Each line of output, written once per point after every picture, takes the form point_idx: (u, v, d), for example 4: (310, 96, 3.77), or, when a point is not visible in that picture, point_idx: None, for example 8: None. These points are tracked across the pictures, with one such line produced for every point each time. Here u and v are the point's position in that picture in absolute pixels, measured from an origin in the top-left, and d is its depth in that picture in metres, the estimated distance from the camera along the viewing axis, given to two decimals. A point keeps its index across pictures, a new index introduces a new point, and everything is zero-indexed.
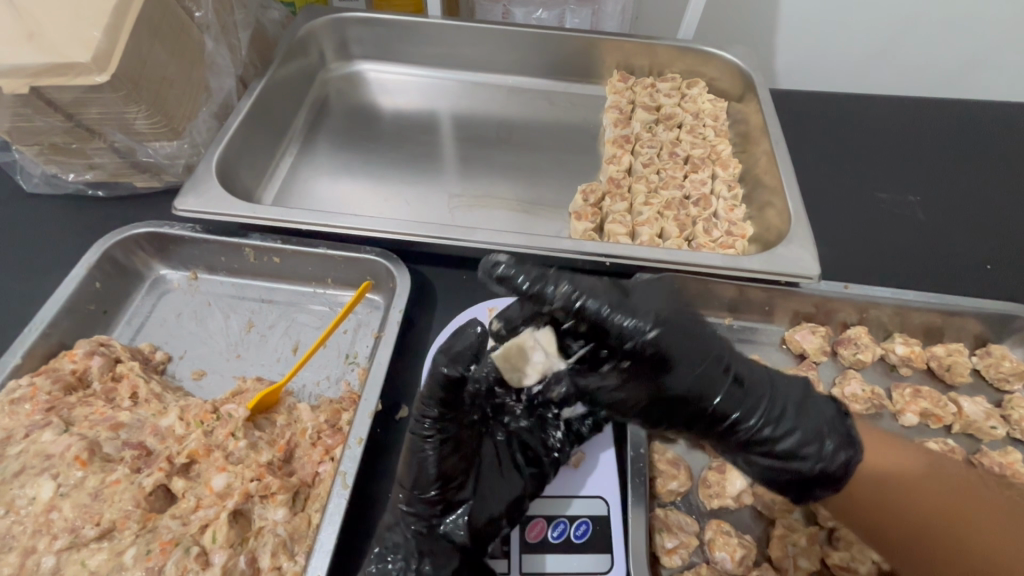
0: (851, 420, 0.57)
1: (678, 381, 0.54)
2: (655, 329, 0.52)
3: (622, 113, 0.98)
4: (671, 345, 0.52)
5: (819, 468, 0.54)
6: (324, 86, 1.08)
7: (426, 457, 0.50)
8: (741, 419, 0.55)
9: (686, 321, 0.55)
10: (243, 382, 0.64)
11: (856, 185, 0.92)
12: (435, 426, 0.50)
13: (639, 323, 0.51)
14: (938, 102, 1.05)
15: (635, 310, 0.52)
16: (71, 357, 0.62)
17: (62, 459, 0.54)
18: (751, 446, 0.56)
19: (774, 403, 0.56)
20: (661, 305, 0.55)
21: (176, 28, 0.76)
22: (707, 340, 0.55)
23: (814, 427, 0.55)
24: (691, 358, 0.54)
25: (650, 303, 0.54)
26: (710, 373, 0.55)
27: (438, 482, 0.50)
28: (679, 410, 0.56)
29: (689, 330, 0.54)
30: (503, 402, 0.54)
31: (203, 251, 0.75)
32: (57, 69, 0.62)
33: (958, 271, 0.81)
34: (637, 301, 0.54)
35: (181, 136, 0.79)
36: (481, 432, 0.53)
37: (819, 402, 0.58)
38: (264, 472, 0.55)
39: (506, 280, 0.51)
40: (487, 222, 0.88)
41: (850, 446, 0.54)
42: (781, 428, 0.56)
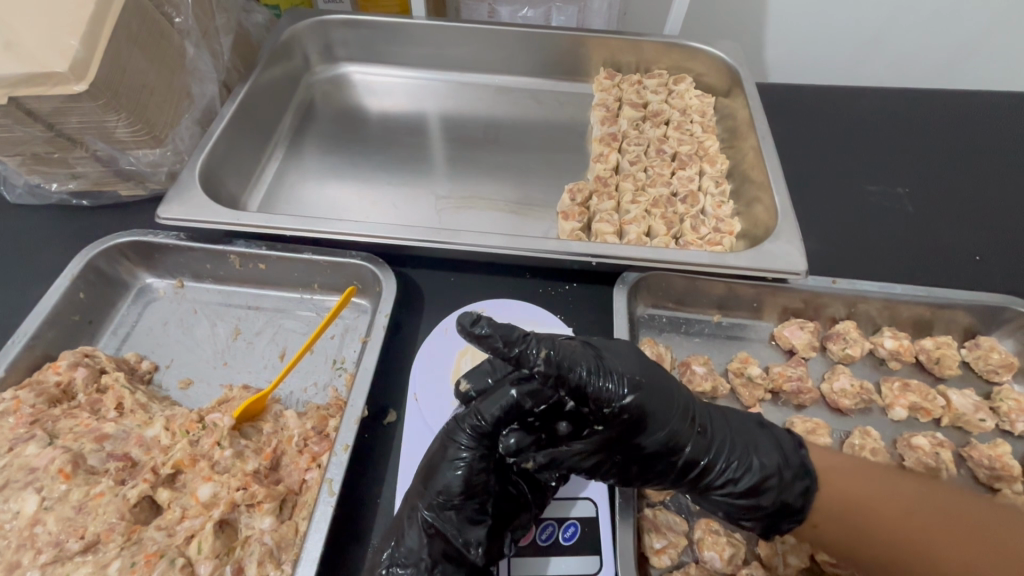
0: (805, 450, 0.55)
1: (651, 440, 0.51)
2: (631, 395, 0.49)
3: (609, 110, 0.97)
4: (648, 405, 0.50)
5: (779, 500, 0.52)
6: (309, 90, 1.08)
7: (459, 467, 0.52)
8: (710, 463, 0.52)
9: (656, 375, 0.52)
10: (229, 391, 0.64)
11: (844, 179, 0.92)
12: (474, 439, 0.52)
13: (611, 385, 0.49)
14: (926, 92, 1.05)
15: (611, 371, 0.50)
16: (55, 369, 0.62)
17: (46, 472, 0.53)
18: (712, 490, 0.53)
19: (735, 445, 0.53)
20: (625, 355, 0.52)
21: (155, 35, 0.75)
22: (671, 388, 0.53)
23: (774, 460, 0.53)
24: (666, 416, 0.51)
25: (623, 362, 0.52)
26: (680, 426, 0.51)
27: (465, 496, 0.52)
28: (648, 463, 0.52)
29: (660, 383, 0.52)
30: (471, 443, 0.52)
31: (188, 258, 0.75)
32: (34, 78, 0.62)
33: (947, 263, 0.81)
34: (611, 359, 0.51)
35: (163, 143, 0.78)
36: (458, 464, 0.52)
37: (772, 435, 0.55)
38: (250, 481, 0.55)
39: (488, 342, 0.47)
40: (474, 224, 0.88)
41: (805, 476, 0.53)
42: (743, 468, 0.52)
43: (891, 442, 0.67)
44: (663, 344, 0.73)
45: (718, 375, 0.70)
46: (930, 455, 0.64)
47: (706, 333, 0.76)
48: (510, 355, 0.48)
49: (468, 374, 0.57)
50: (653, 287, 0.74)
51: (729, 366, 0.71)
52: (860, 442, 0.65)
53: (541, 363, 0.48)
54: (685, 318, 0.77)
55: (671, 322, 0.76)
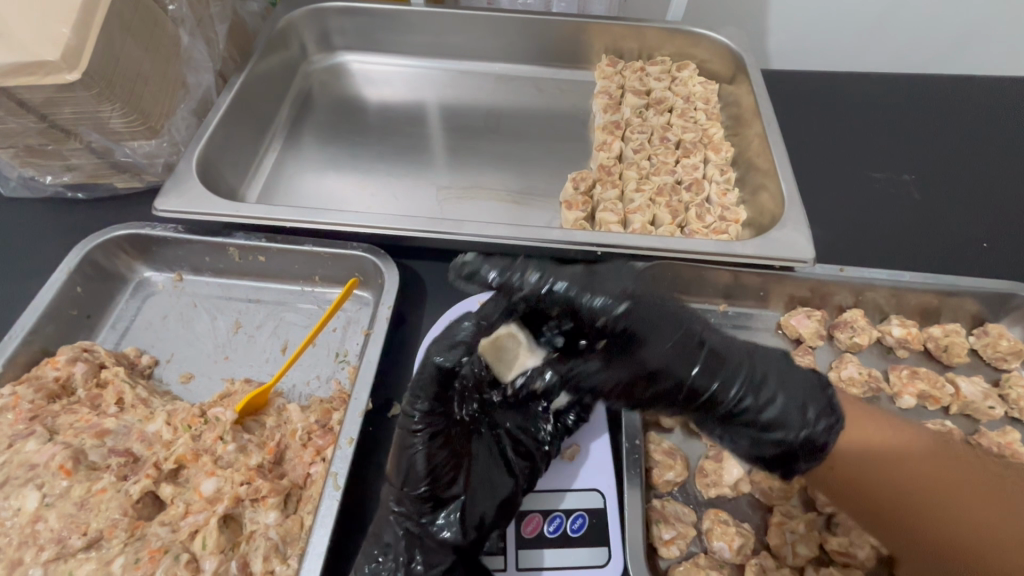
0: (834, 391, 0.50)
1: (658, 364, 0.48)
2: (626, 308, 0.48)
3: (611, 98, 0.96)
4: (643, 321, 0.48)
5: (803, 434, 0.48)
6: (307, 79, 1.06)
7: (416, 452, 0.50)
8: (722, 392, 0.49)
9: (657, 298, 0.50)
10: (232, 385, 0.63)
11: (851, 166, 0.91)
12: (431, 411, 0.50)
13: (605, 300, 0.48)
14: (933, 78, 1.04)
15: (603, 288, 0.48)
16: (54, 364, 0.61)
17: (46, 469, 0.53)
18: (731, 420, 0.50)
19: (755, 373, 0.50)
20: (622, 274, 0.50)
21: (149, 23, 0.73)
22: (675, 310, 0.50)
23: (794, 396, 0.49)
24: (667, 334, 0.48)
25: (618, 279, 0.50)
26: (686, 354, 0.49)
27: (428, 480, 0.50)
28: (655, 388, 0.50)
29: (657, 303, 0.49)
30: (425, 418, 0.50)
31: (187, 252, 0.74)
32: (26, 68, 0.61)
33: (953, 250, 0.80)
34: (604, 276, 0.49)
35: (160, 134, 0.77)
36: (416, 447, 0.50)
37: (798, 367, 0.51)
38: (254, 476, 0.54)
39: (475, 280, 0.50)
40: (476, 214, 0.86)
41: (830, 412, 0.49)
42: (760, 395, 0.49)
43: None
44: None
45: None
46: None
47: (713, 323, 0.75)
48: (499, 284, 0.49)
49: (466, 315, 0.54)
50: (659, 277, 0.73)
51: None
52: None
53: (529, 284, 0.48)
54: (691, 308, 0.76)
55: None
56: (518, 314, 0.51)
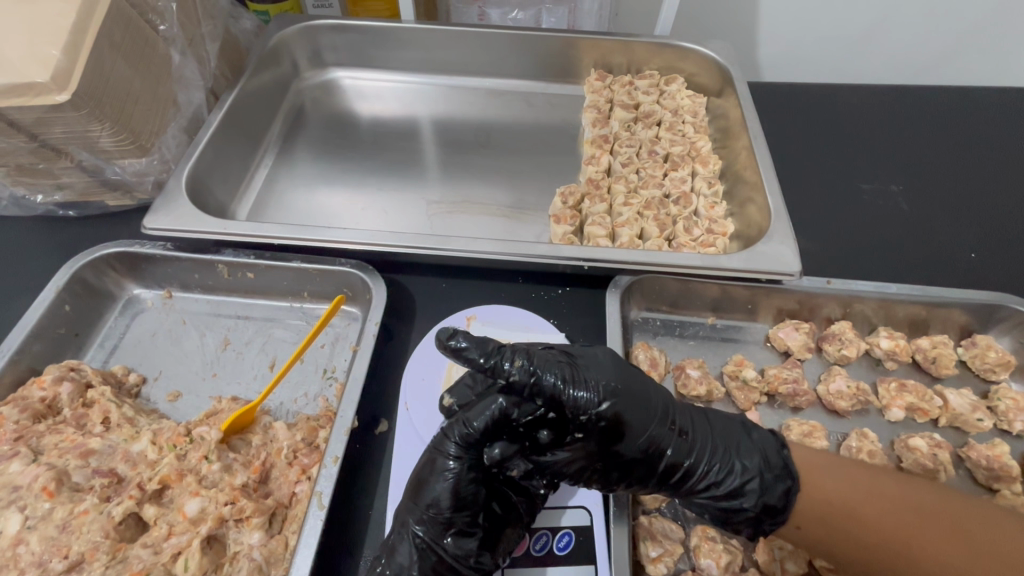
0: (788, 450, 0.55)
1: (635, 445, 0.52)
2: (605, 401, 0.51)
3: (600, 112, 0.96)
4: (624, 411, 0.52)
5: (760, 503, 0.52)
6: (299, 96, 1.07)
7: (447, 481, 0.52)
8: (691, 467, 0.53)
9: (633, 382, 0.54)
10: (218, 403, 0.63)
11: (838, 176, 0.91)
12: (463, 448, 0.52)
13: (587, 394, 0.51)
14: (919, 89, 1.05)
15: (585, 380, 0.52)
16: (40, 384, 0.61)
17: (30, 490, 0.53)
18: (696, 493, 0.54)
19: (717, 448, 0.54)
20: (601, 363, 0.54)
21: (141, 44, 0.75)
22: (649, 393, 0.54)
23: (755, 463, 0.53)
24: (642, 421, 0.52)
25: (599, 369, 0.53)
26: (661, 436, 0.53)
27: (455, 509, 0.51)
28: (629, 470, 0.53)
29: (626, 376, 0.54)
30: (459, 453, 0.52)
31: (176, 269, 0.74)
32: (16, 89, 0.62)
33: (940, 262, 0.80)
34: (585, 368, 0.53)
35: (149, 152, 0.77)
36: (448, 476, 0.52)
37: (755, 437, 0.55)
38: (238, 496, 0.54)
39: (464, 356, 0.52)
40: (465, 229, 0.87)
41: (786, 477, 0.52)
42: (723, 472, 0.53)
43: (888, 444, 0.66)
44: (657, 348, 0.72)
45: (713, 379, 0.69)
46: (928, 457, 0.63)
47: (701, 336, 0.75)
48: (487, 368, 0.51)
49: (453, 389, 0.60)
50: (646, 291, 0.73)
51: (724, 369, 0.70)
52: (857, 443, 0.64)
53: (515, 373, 0.51)
54: (680, 321, 0.76)
55: (665, 325, 0.75)
56: (511, 398, 0.52)
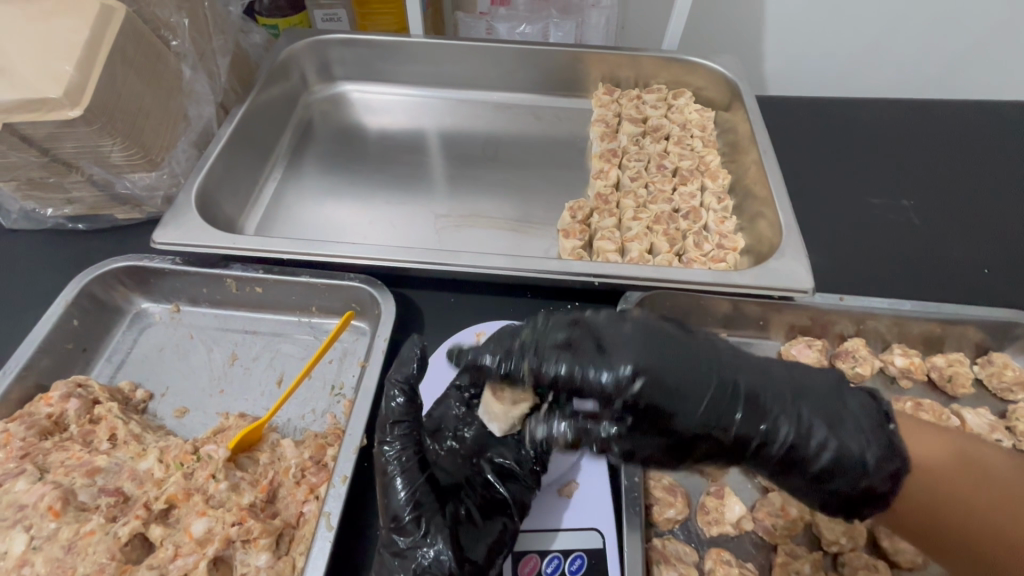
0: (893, 424, 0.47)
1: (697, 421, 0.45)
2: (638, 380, 0.45)
3: (608, 126, 0.96)
4: (668, 388, 0.45)
5: (861, 486, 0.45)
6: (307, 110, 1.07)
7: (396, 475, 0.52)
8: (772, 445, 0.46)
9: (677, 351, 0.46)
10: (226, 420, 0.62)
11: (848, 191, 0.91)
12: (398, 438, 0.54)
13: (615, 373, 0.45)
14: (928, 103, 1.05)
15: (608, 360, 0.45)
16: (48, 400, 0.60)
17: (35, 510, 0.52)
18: (790, 474, 0.48)
19: (804, 420, 0.47)
20: (631, 334, 0.47)
21: (153, 59, 0.75)
22: (703, 364, 0.46)
23: (851, 438, 0.46)
24: (699, 400, 0.45)
25: (622, 344, 0.46)
26: (728, 408, 0.46)
27: (416, 500, 0.51)
28: (695, 449, 0.47)
29: (662, 342, 0.47)
30: (398, 445, 0.54)
31: (185, 283, 0.74)
32: (29, 105, 0.63)
33: (953, 278, 0.80)
34: (610, 342, 0.46)
35: (159, 166, 0.78)
36: (395, 472, 0.52)
37: (850, 406, 0.48)
38: (245, 516, 0.53)
39: (420, 364, 0.58)
40: (474, 243, 0.86)
41: (890, 457, 0.46)
42: (813, 448, 0.46)
43: None
44: None
45: None
46: None
47: None
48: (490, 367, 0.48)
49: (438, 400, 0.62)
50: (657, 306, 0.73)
51: None
52: None
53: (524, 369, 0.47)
54: None
55: None
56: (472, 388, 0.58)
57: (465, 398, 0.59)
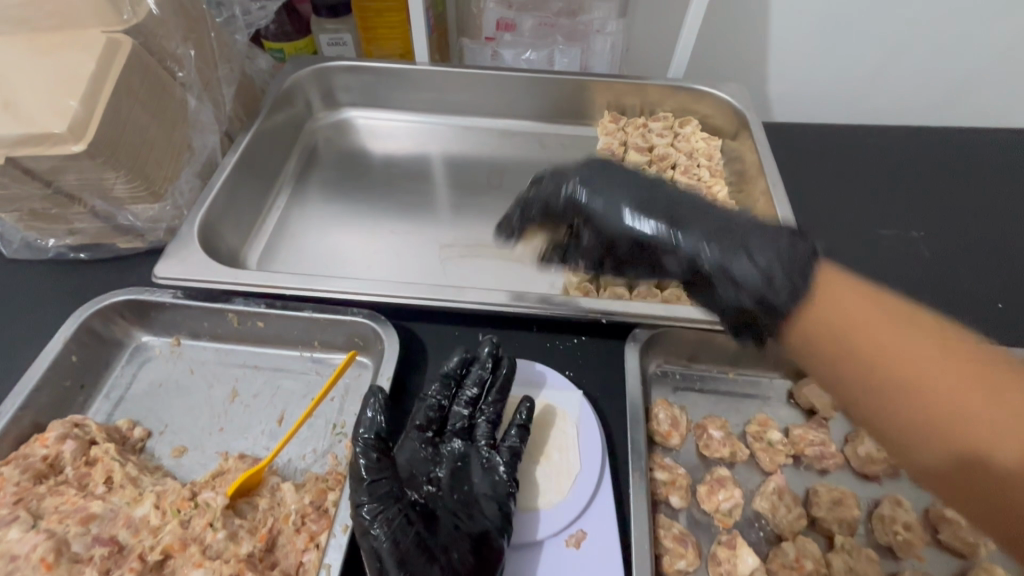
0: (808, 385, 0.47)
1: (619, 229, 0.56)
2: (584, 200, 0.58)
3: (614, 155, 0.96)
4: (608, 206, 0.57)
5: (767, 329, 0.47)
6: (312, 136, 1.07)
7: (378, 537, 0.51)
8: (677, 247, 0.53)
9: (643, 186, 0.56)
10: (225, 462, 0.61)
11: (857, 222, 0.90)
12: (369, 500, 0.53)
13: (568, 195, 0.59)
14: (936, 132, 1.04)
15: (569, 184, 0.59)
16: (43, 442, 0.59)
17: (28, 560, 0.51)
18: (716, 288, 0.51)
19: (729, 235, 0.49)
20: (626, 179, 0.57)
21: (159, 90, 0.75)
22: (653, 192, 0.55)
23: (765, 256, 0.46)
24: (635, 201, 0.55)
25: (624, 188, 0.56)
26: (653, 213, 0.54)
27: (402, 559, 0.50)
28: (648, 263, 0.57)
29: (611, 174, 0.58)
30: (370, 507, 0.53)
31: (186, 317, 0.72)
32: (33, 139, 0.62)
33: (967, 314, 0.78)
34: (602, 196, 0.57)
35: (162, 198, 0.77)
36: (375, 534, 0.51)
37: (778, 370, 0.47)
38: (243, 568, 0.52)
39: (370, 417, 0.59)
40: (478, 273, 0.85)
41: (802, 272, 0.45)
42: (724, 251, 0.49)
43: (922, 513, 0.63)
44: (678, 405, 0.69)
45: (736, 439, 0.67)
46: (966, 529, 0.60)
47: (722, 391, 0.72)
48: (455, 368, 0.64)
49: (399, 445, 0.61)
50: (665, 343, 0.71)
51: (747, 429, 0.68)
52: (891, 513, 0.61)
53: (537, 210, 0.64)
54: (700, 374, 0.73)
55: (684, 378, 0.73)
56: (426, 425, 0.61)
57: (428, 437, 0.61)
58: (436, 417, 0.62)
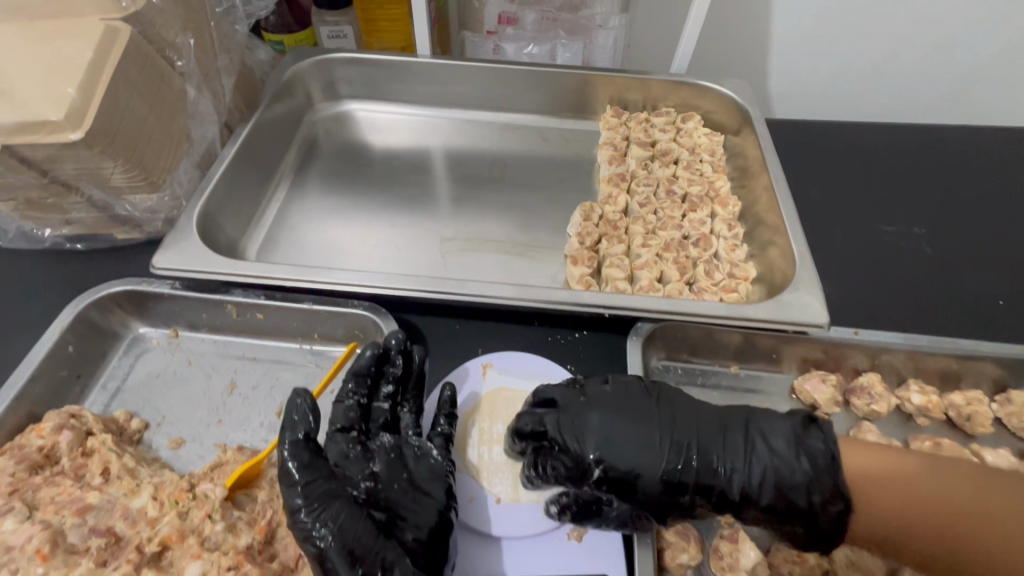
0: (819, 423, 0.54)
1: (647, 468, 0.53)
2: (599, 454, 0.54)
3: (616, 150, 0.95)
4: (606, 447, 0.54)
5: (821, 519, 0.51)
6: (312, 128, 1.07)
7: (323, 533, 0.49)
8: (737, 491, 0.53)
9: (625, 417, 0.55)
10: (223, 454, 0.60)
11: (859, 218, 0.90)
12: (308, 496, 0.51)
13: (589, 449, 0.54)
14: (938, 129, 1.04)
15: (613, 439, 0.54)
16: (39, 433, 0.58)
17: (23, 551, 0.50)
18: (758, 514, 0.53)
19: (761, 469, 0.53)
20: (634, 416, 0.55)
21: (157, 80, 0.74)
22: (655, 435, 0.54)
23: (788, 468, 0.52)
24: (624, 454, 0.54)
25: (655, 432, 0.54)
26: (670, 449, 0.54)
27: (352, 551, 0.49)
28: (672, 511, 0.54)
29: (619, 405, 0.57)
30: (309, 507, 0.50)
31: (185, 308, 0.72)
32: (28, 127, 0.61)
33: (971, 311, 0.78)
34: (682, 434, 0.55)
35: (161, 188, 0.76)
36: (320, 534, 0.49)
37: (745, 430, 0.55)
38: (242, 560, 0.51)
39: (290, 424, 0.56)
40: (479, 268, 0.85)
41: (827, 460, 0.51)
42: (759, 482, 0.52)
43: None
44: None
45: None
46: None
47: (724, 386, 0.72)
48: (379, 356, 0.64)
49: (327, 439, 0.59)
50: (667, 338, 0.71)
51: None
52: None
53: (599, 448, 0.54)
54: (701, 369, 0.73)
55: (686, 373, 0.73)
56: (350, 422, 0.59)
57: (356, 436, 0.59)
58: (358, 415, 0.60)
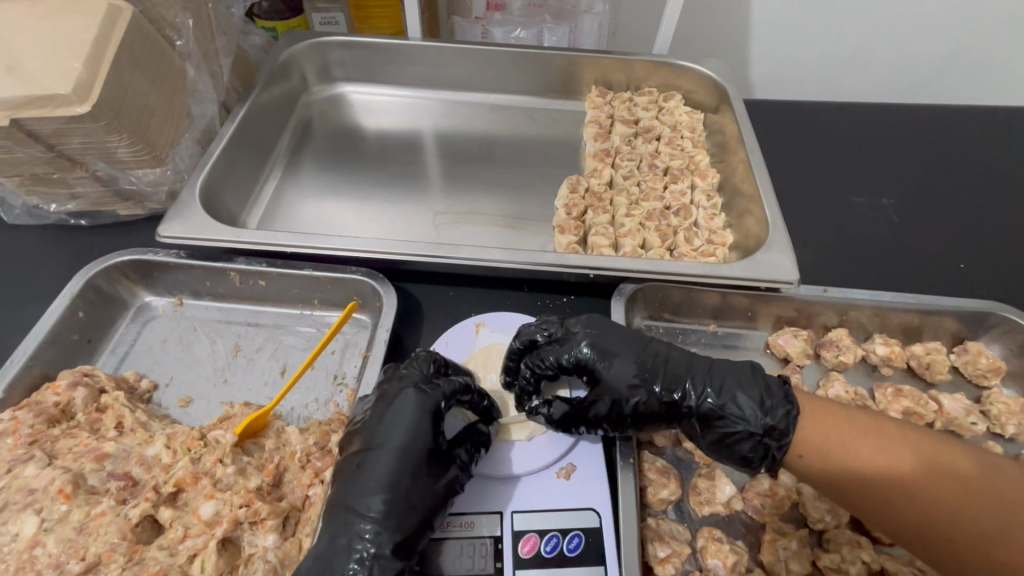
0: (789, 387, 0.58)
1: (614, 379, 0.61)
2: (582, 349, 0.63)
3: (601, 127, 1.00)
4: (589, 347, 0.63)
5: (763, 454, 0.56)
6: (308, 110, 1.10)
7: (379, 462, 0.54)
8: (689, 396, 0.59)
9: (613, 331, 0.64)
10: (230, 408, 0.64)
11: (830, 189, 0.95)
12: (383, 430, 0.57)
13: (574, 349, 0.63)
14: (906, 107, 1.09)
15: (598, 344, 0.63)
16: (55, 390, 0.61)
17: (45, 493, 0.53)
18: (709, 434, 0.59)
19: (720, 380, 0.59)
20: (617, 333, 0.64)
21: (157, 57, 0.76)
22: (634, 343, 0.63)
23: (753, 395, 0.57)
24: (606, 352, 0.63)
25: (635, 345, 0.63)
26: (637, 369, 0.61)
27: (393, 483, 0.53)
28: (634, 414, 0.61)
29: (609, 326, 0.65)
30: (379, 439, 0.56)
31: (189, 277, 0.75)
32: (35, 101, 0.64)
33: (932, 272, 0.83)
34: (652, 346, 0.63)
35: (164, 162, 0.79)
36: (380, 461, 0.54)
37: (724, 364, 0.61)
38: (252, 498, 0.54)
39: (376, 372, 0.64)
40: (471, 239, 0.89)
41: (786, 403, 0.56)
42: (718, 393, 0.58)
43: None
44: None
45: None
46: None
47: (702, 343, 0.77)
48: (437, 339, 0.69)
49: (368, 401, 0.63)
50: (649, 299, 0.75)
51: None
52: None
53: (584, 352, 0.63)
54: (682, 328, 0.78)
55: (667, 331, 0.78)
56: None
57: None
58: None
